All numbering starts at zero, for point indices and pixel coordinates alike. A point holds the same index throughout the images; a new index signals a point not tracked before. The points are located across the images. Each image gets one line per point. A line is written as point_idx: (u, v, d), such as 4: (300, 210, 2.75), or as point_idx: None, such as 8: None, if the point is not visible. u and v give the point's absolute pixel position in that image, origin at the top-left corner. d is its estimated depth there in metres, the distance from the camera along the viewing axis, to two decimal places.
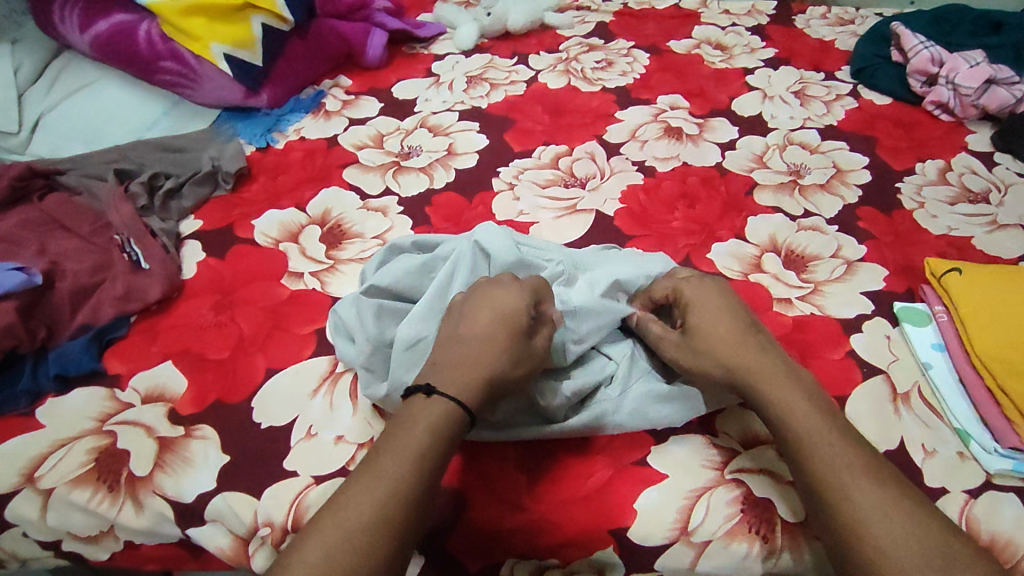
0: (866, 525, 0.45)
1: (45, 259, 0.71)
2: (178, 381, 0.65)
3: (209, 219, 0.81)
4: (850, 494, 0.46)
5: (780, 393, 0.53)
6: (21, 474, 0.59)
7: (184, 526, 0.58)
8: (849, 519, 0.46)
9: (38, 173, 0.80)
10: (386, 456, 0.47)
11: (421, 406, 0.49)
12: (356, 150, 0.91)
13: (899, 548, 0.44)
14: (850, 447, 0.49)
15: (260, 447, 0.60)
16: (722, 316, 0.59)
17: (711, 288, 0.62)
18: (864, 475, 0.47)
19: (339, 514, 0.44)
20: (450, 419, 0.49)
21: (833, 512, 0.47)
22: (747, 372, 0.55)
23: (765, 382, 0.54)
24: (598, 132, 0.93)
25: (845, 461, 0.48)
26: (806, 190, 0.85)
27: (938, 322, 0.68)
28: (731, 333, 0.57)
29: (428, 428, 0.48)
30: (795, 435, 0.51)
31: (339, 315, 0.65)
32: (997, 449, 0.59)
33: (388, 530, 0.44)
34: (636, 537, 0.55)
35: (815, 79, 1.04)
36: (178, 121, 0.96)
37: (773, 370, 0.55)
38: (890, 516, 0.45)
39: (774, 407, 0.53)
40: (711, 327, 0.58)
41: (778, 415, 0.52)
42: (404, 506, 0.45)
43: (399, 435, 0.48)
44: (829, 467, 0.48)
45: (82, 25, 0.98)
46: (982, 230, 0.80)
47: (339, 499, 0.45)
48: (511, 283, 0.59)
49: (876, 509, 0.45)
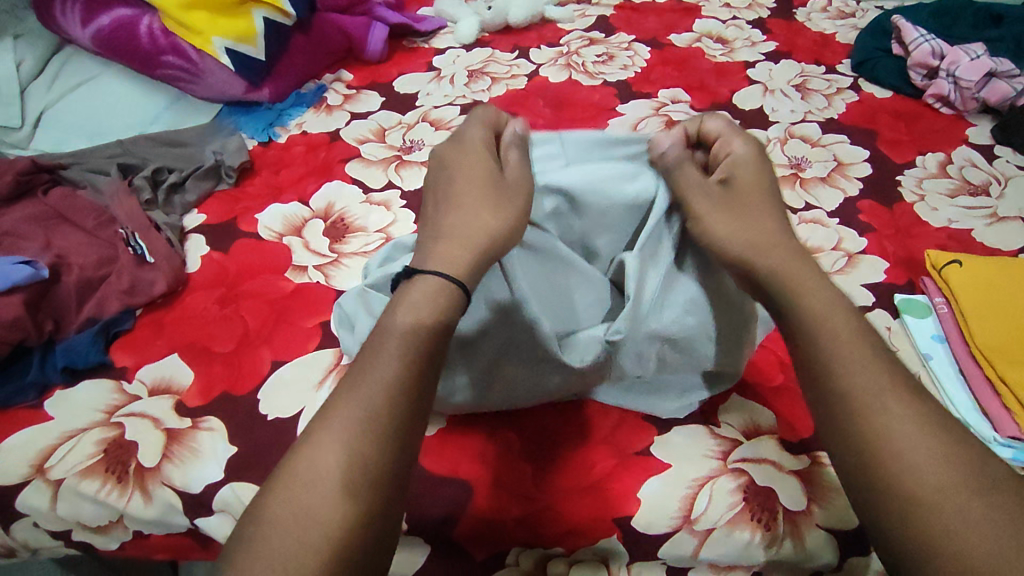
0: (893, 438, 0.41)
1: (51, 253, 0.71)
2: (184, 374, 0.65)
3: (213, 214, 0.81)
4: (882, 403, 0.43)
5: (804, 286, 0.49)
6: (31, 465, 0.60)
7: (192, 517, 0.59)
8: (874, 429, 0.42)
9: (43, 167, 0.80)
10: (376, 357, 0.44)
11: (412, 289, 0.48)
12: (359, 144, 0.91)
13: (935, 466, 0.40)
14: (876, 358, 0.45)
15: (266, 439, 0.60)
16: (757, 193, 0.56)
17: (755, 173, 0.57)
18: (898, 390, 0.43)
19: (331, 416, 0.42)
20: (439, 306, 0.47)
21: (861, 423, 0.42)
22: (770, 252, 0.52)
23: (793, 275, 0.50)
24: (600, 125, 0.94)
25: (881, 372, 0.44)
26: (807, 183, 0.85)
27: (938, 313, 0.69)
28: (755, 221, 0.54)
29: (417, 318, 0.46)
30: (820, 335, 0.47)
31: (344, 307, 0.65)
32: (996, 439, 0.59)
33: (375, 429, 0.41)
34: (640, 525, 0.56)
35: (815, 72, 1.05)
36: (181, 116, 0.96)
37: (804, 259, 0.51)
38: (927, 432, 0.41)
39: (793, 295, 0.49)
40: (752, 197, 0.56)
41: (802, 314, 0.48)
42: (398, 408, 0.42)
43: (381, 346, 0.45)
44: (855, 377, 0.44)
45: (84, 20, 0.99)
46: (982, 223, 0.80)
47: (336, 401, 0.43)
48: (474, 144, 0.58)
49: (911, 423, 0.41)
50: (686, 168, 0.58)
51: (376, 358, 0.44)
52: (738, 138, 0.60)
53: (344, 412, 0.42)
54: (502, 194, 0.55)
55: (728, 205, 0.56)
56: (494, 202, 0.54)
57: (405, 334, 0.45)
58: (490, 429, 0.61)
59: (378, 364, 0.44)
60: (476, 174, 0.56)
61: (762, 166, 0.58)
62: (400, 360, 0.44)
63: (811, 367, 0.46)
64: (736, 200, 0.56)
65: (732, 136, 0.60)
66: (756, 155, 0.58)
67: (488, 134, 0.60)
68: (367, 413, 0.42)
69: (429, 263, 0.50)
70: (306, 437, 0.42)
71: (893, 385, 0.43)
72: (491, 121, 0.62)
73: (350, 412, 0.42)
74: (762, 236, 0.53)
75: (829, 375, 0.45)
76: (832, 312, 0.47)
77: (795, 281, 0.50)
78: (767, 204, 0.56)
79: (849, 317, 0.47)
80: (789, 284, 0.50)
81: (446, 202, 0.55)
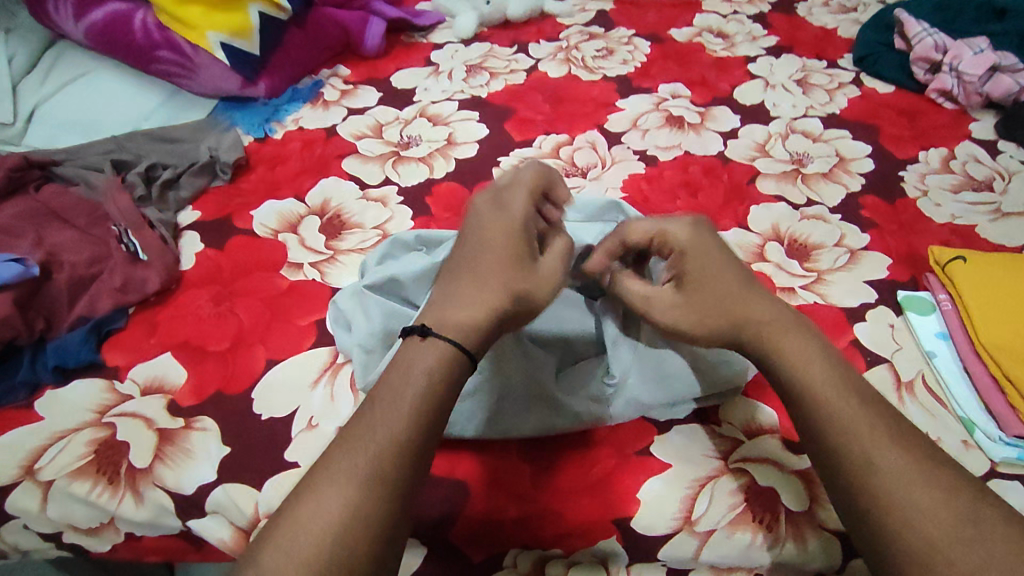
0: (888, 492, 0.44)
1: (42, 250, 0.70)
2: (178, 373, 0.64)
3: (207, 210, 0.80)
4: (871, 458, 0.45)
5: (789, 349, 0.52)
6: (21, 466, 0.59)
7: (185, 518, 0.58)
8: (871, 484, 0.44)
9: (35, 164, 0.79)
10: (381, 408, 0.45)
11: (417, 348, 0.49)
12: (355, 140, 0.90)
13: (928, 518, 0.42)
14: (863, 408, 0.48)
15: (260, 439, 0.59)
16: (720, 263, 0.58)
17: (706, 243, 0.59)
18: (883, 436, 0.46)
19: (336, 464, 0.43)
20: (446, 365, 0.48)
21: (858, 479, 0.45)
22: (758, 324, 0.54)
23: (777, 336, 0.53)
24: (599, 121, 0.92)
25: (870, 424, 0.47)
26: (809, 179, 0.84)
27: (942, 311, 0.68)
28: (729, 286, 0.56)
29: (425, 374, 0.47)
30: (808, 393, 0.50)
31: (339, 306, 0.65)
32: (1002, 438, 0.59)
33: (381, 485, 0.42)
34: (639, 527, 0.55)
35: (817, 67, 1.04)
36: (176, 111, 0.95)
37: (788, 320, 0.54)
38: (921, 482, 0.43)
39: (779, 352, 0.52)
40: (713, 279, 0.57)
41: (789, 373, 0.51)
42: (404, 463, 0.43)
43: (397, 376, 0.47)
44: (847, 431, 0.47)
45: (77, 14, 0.97)
46: (986, 219, 0.79)
47: (340, 450, 0.44)
48: (508, 203, 0.58)
49: (905, 474, 0.44)
50: (629, 282, 0.59)
51: (393, 387, 0.46)
52: (671, 225, 0.60)
53: (365, 436, 0.44)
54: (519, 258, 0.55)
55: (691, 301, 0.56)
56: (511, 267, 0.54)
57: (421, 367, 0.47)
58: None
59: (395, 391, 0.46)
60: (501, 238, 0.56)
61: (707, 239, 0.59)
62: (415, 392, 0.46)
63: (806, 425, 0.49)
64: (697, 289, 0.57)
65: (673, 226, 0.60)
66: (705, 229, 0.60)
67: (526, 197, 0.59)
68: (384, 439, 0.44)
69: (446, 323, 0.50)
70: (323, 460, 0.43)
71: (874, 435, 0.46)
72: (535, 179, 0.61)
73: (368, 436, 0.44)
74: (732, 304, 0.55)
75: (819, 433, 0.48)
76: (820, 370, 0.50)
77: (779, 343, 0.53)
78: (735, 275, 0.57)
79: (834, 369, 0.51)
80: (774, 349, 0.53)
81: (461, 267, 0.55)
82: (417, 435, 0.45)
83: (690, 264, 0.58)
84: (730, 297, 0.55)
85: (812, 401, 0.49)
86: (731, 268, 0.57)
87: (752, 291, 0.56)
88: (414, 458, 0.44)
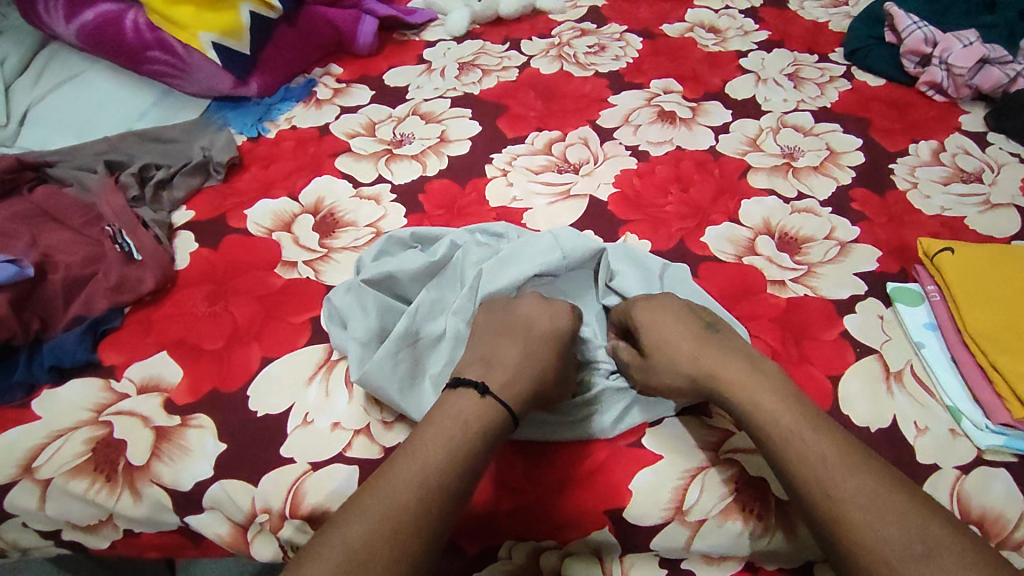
0: (847, 517, 0.45)
1: (37, 251, 0.70)
2: (174, 372, 0.65)
3: (201, 210, 0.81)
4: (827, 490, 0.47)
5: (743, 390, 0.54)
6: (19, 465, 0.59)
7: (183, 515, 0.59)
8: (831, 510, 0.46)
9: (29, 166, 0.80)
10: (422, 447, 0.49)
11: (477, 406, 0.52)
12: (348, 138, 0.91)
13: (883, 540, 0.44)
14: (831, 437, 0.49)
15: (256, 437, 0.60)
16: (676, 326, 0.59)
17: (665, 306, 0.61)
18: (838, 465, 0.48)
19: (380, 493, 0.46)
20: (495, 424, 0.52)
21: (818, 508, 0.47)
22: (711, 372, 0.56)
23: (729, 379, 0.55)
24: (592, 117, 0.93)
25: (823, 455, 0.48)
26: (800, 172, 0.85)
27: (931, 301, 0.69)
28: (684, 335, 0.58)
29: (463, 424, 0.50)
30: (769, 431, 0.51)
31: (334, 303, 0.65)
32: (988, 426, 0.59)
33: (421, 520, 0.45)
34: (631, 517, 0.56)
35: (808, 61, 1.04)
36: (169, 112, 0.95)
37: (733, 364, 0.56)
38: (874, 504, 0.45)
39: (733, 395, 0.54)
40: (667, 332, 0.59)
41: (748, 414, 0.53)
42: (441, 499, 0.47)
43: (439, 424, 0.51)
44: (803, 462, 0.49)
45: (68, 16, 0.97)
46: (975, 211, 0.80)
47: (381, 482, 0.47)
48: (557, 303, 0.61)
49: (858, 501, 0.46)
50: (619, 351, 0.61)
51: (428, 432, 0.50)
52: (634, 303, 0.62)
53: (396, 478, 0.47)
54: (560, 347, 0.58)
55: (657, 353, 0.58)
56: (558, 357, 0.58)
57: (465, 418, 0.51)
58: None
59: (430, 436, 0.50)
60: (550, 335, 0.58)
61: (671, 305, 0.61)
62: (453, 437, 0.49)
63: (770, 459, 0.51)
64: (658, 342, 0.58)
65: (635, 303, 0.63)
66: (667, 297, 0.62)
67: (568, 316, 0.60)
68: (420, 474, 0.47)
69: (505, 391, 0.53)
70: (365, 489, 0.47)
71: (837, 466, 0.48)
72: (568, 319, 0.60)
73: (405, 470, 0.47)
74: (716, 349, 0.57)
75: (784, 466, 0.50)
76: (771, 404, 0.52)
77: (729, 385, 0.54)
78: (704, 326, 0.59)
79: (785, 407, 0.52)
80: (726, 390, 0.55)
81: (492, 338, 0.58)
82: (458, 477, 0.48)
83: (646, 327, 0.60)
84: (683, 350, 0.57)
85: (771, 438, 0.51)
86: (690, 326, 0.59)
87: (709, 339, 0.58)
88: (450, 495, 0.47)
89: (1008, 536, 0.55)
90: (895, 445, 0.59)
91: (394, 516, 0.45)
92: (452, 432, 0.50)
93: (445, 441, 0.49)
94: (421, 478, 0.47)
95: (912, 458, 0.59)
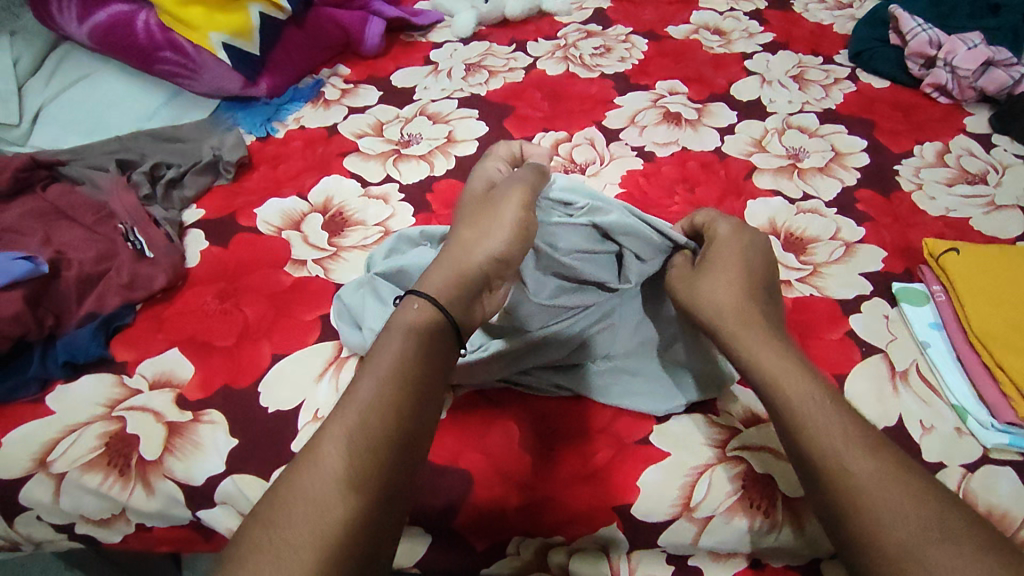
0: (865, 497, 0.44)
1: (51, 248, 0.71)
2: (186, 368, 0.65)
3: (212, 208, 0.82)
4: (845, 464, 0.46)
5: (748, 339, 0.55)
6: (34, 459, 0.60)
7: (194, 509, 0.59)
8: (846, 489, 0.45)
9: (42, 164, 0.80)
10: (370, 375, 0.46)
11: (406, 311, 0.50)
12: (356, 138, 0.91)
13: (902, 519, 0.43)
14: (850, 418, 0.48)
15: (268, 432, 0.61)
16: (726, 281, 0.59)
17: (742, 249, 0.62)
18: (859, 445, 0.47)
19: (329, 438, 0.43)
20: (430, 321, 0.49)
21: (832, 485, 0.46)
22: (728, 323, 0.56)
23: (749, 343, 0.55)
24: (597, 118, 0.93)
25: (844, 431, 0.48)
26: (805, 173, 0.85)
27: (936, 301, 0.69)
28: (735, 284, 0.59)
29: (407, 339, 0.48)
30: (786, 404, 0.50)
31: (344, 300, 0.67)
32: (994, 424, 0.60)
33: (370, 458, 0.42)
34: (639, 513, 0.56)
35: (813, 63, 1.05)
36: (178, 111, 0.96)
37: (747, 309, 0.57)
38: (891, 485, 0.45)
39: (750, 359, 0.54)
40: (728, 270, 0.59)
41: (767, 383, 0.52)
42: (397, 441, 0.44)
43: (388, 344, 0.48)
44: (822, 434, 0.48)
45: (80, 17, 0.98)
46: (980, 212, 0.80)
47: (331, 423, 0.44)
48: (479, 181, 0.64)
49: (878, 478, 0.45)
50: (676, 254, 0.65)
51: (382, 363, 0.47)
52: (723, 219, 0.65)
53: (349, 413, 0.44)
54: (496, 213, 0.57)
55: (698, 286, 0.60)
56: (487, 223, 0.56)
57: (411, 333, 0.48)
58: (504, 429, 0.60)
59: (381, 364, 0.46)
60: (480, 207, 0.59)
61: (750, 241, 0.62)
62: (405, 356, 0.47)
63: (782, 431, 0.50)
64: (712, 277, 0.60)
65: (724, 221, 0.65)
66: (756, 234, 0.64)
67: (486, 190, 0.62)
68: (368, 410, 0.44)
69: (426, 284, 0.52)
70: (316, 441, 0.43)
71: (854, 444, 0.47)
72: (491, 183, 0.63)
73: (357, 410, 0.44)
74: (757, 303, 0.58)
75: (800, 441, 0.49)
76: (791, 379, 0.51)
77: (750, 346, 0.54)
78: (746, 275, 0.60)
79: (803, 379, 0.51)
80: (747, 357, 0.54)
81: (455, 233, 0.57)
82: (407, 408, 0.45)
83: (718, 253, 0.62)
84: (725, 294, 0.58)
85: (788, 410, 0.50)
86: (744, 278, 0.59)
87: (741, 283, 0.59)
88: (402, 430, 0.44)
89: (1015, 533, 0.55)
90: (902, 444, 0.60)
91: (348, 465, 0.42)
92: (400, 356, 0.47)
93: (389, 365, 0.46)
94: (372, 415, 0.44)
95: (919, 456, 0.59)
